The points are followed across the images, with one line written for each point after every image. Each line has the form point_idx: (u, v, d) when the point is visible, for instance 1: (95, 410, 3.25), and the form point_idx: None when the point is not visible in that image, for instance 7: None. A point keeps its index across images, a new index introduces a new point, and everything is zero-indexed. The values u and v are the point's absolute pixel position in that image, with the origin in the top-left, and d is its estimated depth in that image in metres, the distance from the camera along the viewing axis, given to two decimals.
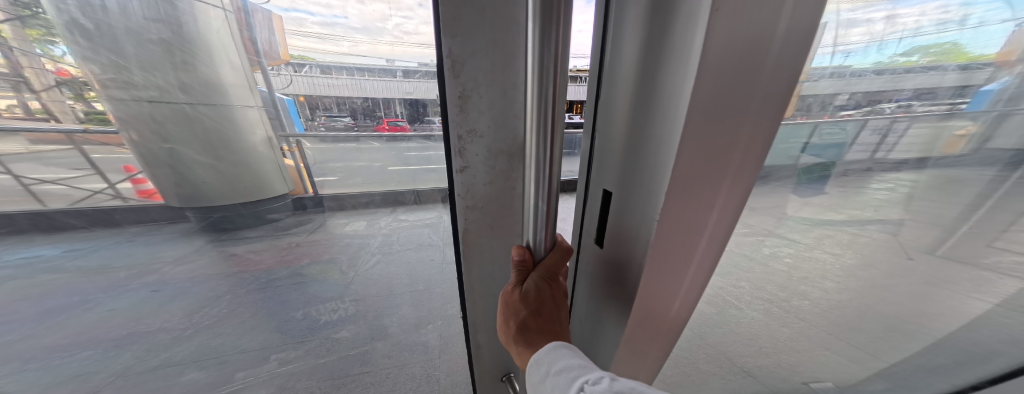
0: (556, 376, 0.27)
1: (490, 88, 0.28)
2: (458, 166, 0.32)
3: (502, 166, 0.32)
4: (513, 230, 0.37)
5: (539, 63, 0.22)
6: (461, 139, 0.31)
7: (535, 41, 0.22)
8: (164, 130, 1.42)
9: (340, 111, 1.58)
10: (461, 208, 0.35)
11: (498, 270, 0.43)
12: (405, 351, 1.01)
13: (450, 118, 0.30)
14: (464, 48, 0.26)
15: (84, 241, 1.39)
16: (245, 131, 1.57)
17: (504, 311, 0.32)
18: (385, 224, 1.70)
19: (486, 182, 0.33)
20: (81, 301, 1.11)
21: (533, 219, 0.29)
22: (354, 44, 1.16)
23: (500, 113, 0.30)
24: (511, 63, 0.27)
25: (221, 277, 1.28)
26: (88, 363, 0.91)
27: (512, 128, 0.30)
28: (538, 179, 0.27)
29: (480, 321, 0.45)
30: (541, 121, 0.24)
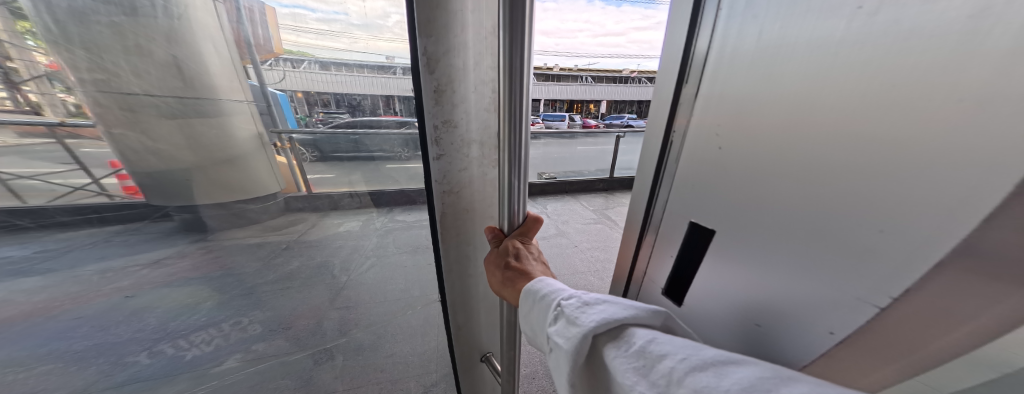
0: (539, 302, 0.44)
1: (458, 85, 0.51)
2: (436, 149, 0.54)
3: (472, 155, 0.57)
4: (481, 197, 0.62)
5: (508, 60, 0.40)
6: (438, 125, 0.52)
7: (504, 43, 0.39)
8: (139, 122, 1.28)
9: (338, 108, 1.29)
10: (439, 180, 0.57)
11: (468, 249, 0.66)
12: (395, 365, 0.99)
13: (430, 109, 0.50)
14: (435, 48, 0.46)
15: (59, 240, 1.26)
16: (237, 126, 1.51)
17: (490, 265, 0.53)
18: (380, 224, 1.58)
19: (457, 163, 0.57)
20: (43, 308, 1.02)
21: (510, 173, 0.48)
22: (352, 40, 1.11)
23: (468, 104, 0.53)
24: (472, 70, 0.51)
25: (204, 280, 1.22)
26: (50, 379, 0.88)
27: (473, 127, 0.55)
28: (512, 131, 0.45)
29: (456, 300, 0.69)
30: (510, 97, 0.43)
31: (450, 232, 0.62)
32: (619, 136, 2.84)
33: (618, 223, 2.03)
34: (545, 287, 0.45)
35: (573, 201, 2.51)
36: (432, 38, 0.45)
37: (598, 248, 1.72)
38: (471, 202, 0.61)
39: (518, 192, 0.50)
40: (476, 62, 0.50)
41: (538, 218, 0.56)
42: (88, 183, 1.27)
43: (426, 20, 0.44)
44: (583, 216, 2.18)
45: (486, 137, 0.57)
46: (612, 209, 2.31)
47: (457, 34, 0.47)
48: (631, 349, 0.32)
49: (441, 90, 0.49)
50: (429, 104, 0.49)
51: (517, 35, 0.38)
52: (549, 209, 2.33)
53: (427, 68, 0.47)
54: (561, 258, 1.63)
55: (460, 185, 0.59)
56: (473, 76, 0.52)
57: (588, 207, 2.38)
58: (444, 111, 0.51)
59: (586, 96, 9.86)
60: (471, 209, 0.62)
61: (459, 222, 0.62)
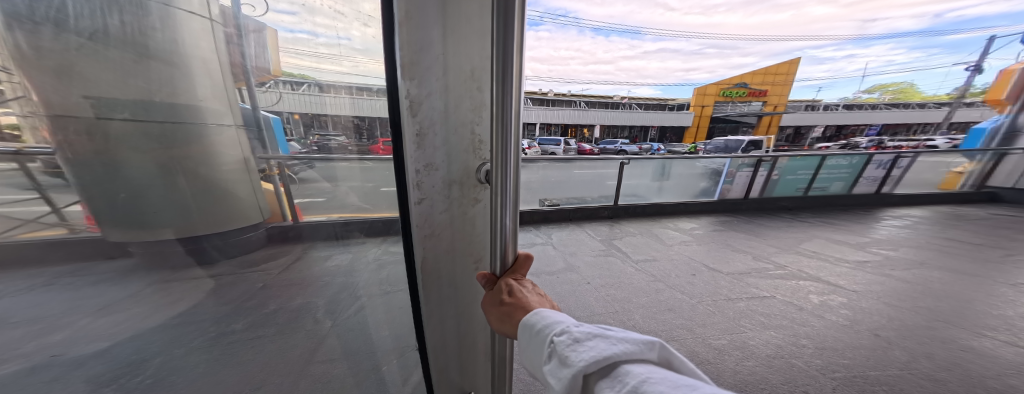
0: (533, 339, 0.50)
1: (439, 129, 0.59)
2: (418, 195, 0.60)
3: (452, 195, 0.67)
4: (460, 231, 0.71)
5: (502, 107, 0.49)
6: (419, 171, 0.58)
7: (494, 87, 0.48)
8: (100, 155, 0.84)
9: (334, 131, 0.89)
10: (418, 221, 0.62)
11: (446, 287, 0.73)
12: None
13: (413, 154, 0.56)
14: (419, 95, 0.53)
15: None
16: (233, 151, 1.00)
17: (485, 306, 0.61)
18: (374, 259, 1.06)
19: (439, 206, 0.64)
20: None
21: (503, 201, 0.54)
22: (353, 67, 0.78)
23: (449, 147, 0.62)
24: (456, 113, 0.61)
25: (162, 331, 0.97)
26: None
27: (454, 168, 0.64)
28: (504, 167, 0.52)
29: (436, 346, 0.76)
30: (503, 132, 0.50)
31: (429, 273, 0.68)
32: (623, 162, 2.82)
33: (630, 256, 1.92)
34: (541, 320, 0.52)
35: (580, 230, 2.43)
36: (416, 83, 0.52)
37: (612, 285, 1.60)
38: (453, 235, 0.70)
39: (504, 234, 0.58)
40: (457, 103, 0.61)
41: (527, 255, 0.64)
42: (46, 212, 0.79)
43: (410, 79, 0.51)
44: (592, 247, 2.09)
45: (468, 175, 0.67)
46: (619, 239, 2.22)
47: (439, 78, 0.56)
48: (623, 389, 0.38)
49: (421, 137, 0.56)
50: (411, 148, 0.56)
51: (505, 78, 0.47)
52: (554, 239, 2.25)
53: (410, 111, 0.53)
54: (576, 298, 1.53)
55: (440, 224, 0.66)
56: (456, 118, 0.61)
57: (595, 236, 2.30)
58: (426, 155, 0.58)
59: (580, 121, 10.32)
60: (451, 247, 0.71)
61: (435, 258, 0.68)
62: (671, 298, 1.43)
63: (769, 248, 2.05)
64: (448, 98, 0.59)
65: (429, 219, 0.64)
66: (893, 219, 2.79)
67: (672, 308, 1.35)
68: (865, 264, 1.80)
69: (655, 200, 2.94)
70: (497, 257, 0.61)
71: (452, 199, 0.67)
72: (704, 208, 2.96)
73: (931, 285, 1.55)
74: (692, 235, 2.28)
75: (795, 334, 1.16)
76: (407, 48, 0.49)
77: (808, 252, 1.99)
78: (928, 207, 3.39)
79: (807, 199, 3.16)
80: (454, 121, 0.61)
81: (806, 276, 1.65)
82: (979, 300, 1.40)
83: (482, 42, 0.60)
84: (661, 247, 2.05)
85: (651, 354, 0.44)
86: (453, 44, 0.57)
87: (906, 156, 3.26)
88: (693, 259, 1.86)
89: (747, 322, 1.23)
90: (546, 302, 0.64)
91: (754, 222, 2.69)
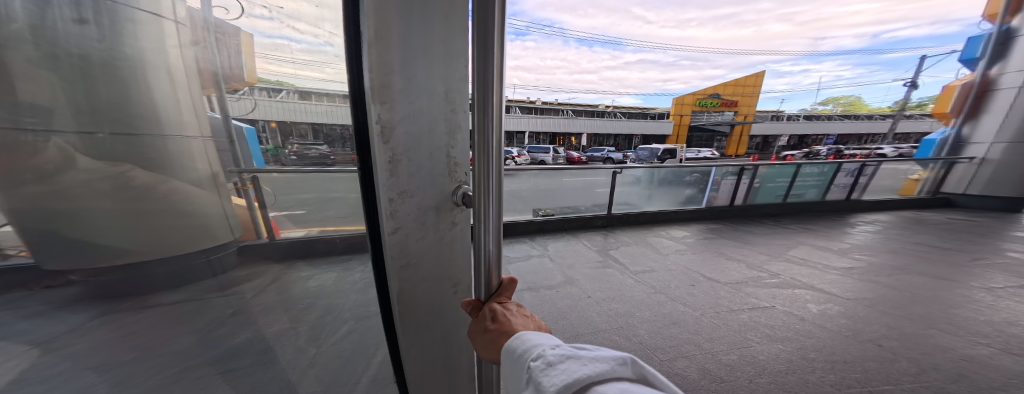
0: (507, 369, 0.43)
1: (416, 154, 0.53)
2: (391, 225, 0.53)
3: (428, 221, 0.59)
4: (438, 259, 0.64)
5: (484, 126, 0.43)
6: (392, 199, 0.51)
7: (476, 109, 0.43)
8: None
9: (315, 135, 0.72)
10: (389, 256, 0.55)
11: (426, 318, 0.65)
12: None
13: (385, 181, 0.49)
14: (390, 118, 0.47)
15: None
16: (194, 167, 0.58)
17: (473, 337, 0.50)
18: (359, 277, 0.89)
19: (416, 237, 0.57)
20: None
21: (485, 230, 0.47)
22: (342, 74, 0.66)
23: (426, 171, 0.56)
24: (433, 135, 0.56)
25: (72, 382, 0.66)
26: None
27: (430, 194, 0.57)
28: (487, 193, 0.46)
29: (421, 379, 0.68)
30: (487, 154, 0.43)
31: (408, 307, 0.60)
32: (616, 171, 2.85)
33: (628, 267, 1.93)
34: (517, 345, 0.45)
35: (575, 241, 2.43)
36: (388, 105, 0.47)
37: (614, 299, 1.59)
38: (430, 265, 0.62)
39: (488, 262, 0.51)
40: (433, 125, 0.55)
41: (511, 278, 0.52)
42: None
43: (382, 101, 0.46)
44: (589, 259, 2.08)
45: (446, 199, 0.61)
46: (615, 249, 2.23)
47: (413, 100, 0.51)
48: None
49: (394, 163, 0.50)
50: (383, 176, 0.49)
51: (490, 96, 0.41)
52: (550, 250, 2.25)
53: (382, 137, 0.48)
54: (578, 313, 1.50)
55: (415, 255, 0.58)
56: (432, 141, 0.56)
57: (591, 247, 2.30)
58: (401, 181, 0.52)
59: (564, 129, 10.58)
60: (429, 277, 0.63)
61: (410, 292, 0.60)
62: (675, 311, 1.44)
63: (759, 256, 2.13)
64: (423, 118, 0.53)
65: (403, 252, 0.56)
66: (864, 225, 2.99)
67: (677, 322, 1.36)
68: (851, 271, 1.89)
69: (647, 208, 3.00)
70: (482, 283, 0.53)
71: (429, 227, 0.60)
72: (692, 216, 3.06)
73: (914, 291, 1.64)
74: (685, 243, 2.34)
75: (802, 346, 1.18)
76: (378, 70, 0.44)
77: (797, 259, 2.07)
78: (890, 211, 3.68)
79: (786, 205, 3.34)
80: (429, 144, 0.55)
81: (801, 285, 1.71)
82: (963, 306, 1.48)
83: (456, 63, 0.57)
84: (658, 257, 2.07)
85: (626, 370, 0.40)
86: (426, 62, 0.52)
87: (871, 165, 3.54)
88: (690, 269, 1.89)
89: (754, 335, 1.25)
90: (535, 323, 0.53)
91: (741, 229, 2.79)
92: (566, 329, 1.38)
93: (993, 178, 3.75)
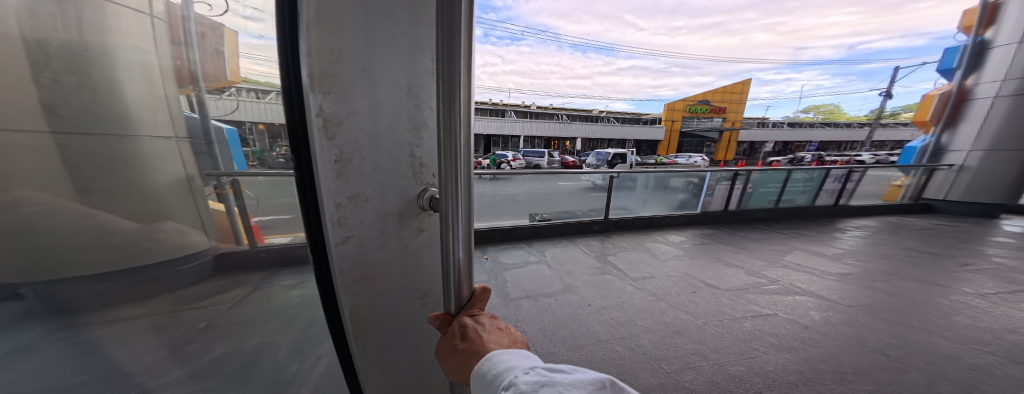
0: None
1: (371, 152, 0.48)
2: (340, 233, 0.46)
3: (390, 227, 0.54)
4: (401, 269, 0.58)
5: (449, 121, 0.38)
6: (341, 204, 0.45)
7: (441, 105, 0.38)
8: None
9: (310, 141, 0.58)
10: (337, 271, 0.48)
11: (383, 335, 0.59)
12: None
13: (329, 183, 0.43)
14: (337, 112, 0.42)
15: None
16: (162, 168, 0.46)
17: (440, 356, 0.44)
18: None
19: (372, 246, 0.52)
20: None
21: (452, 240, 0.41)
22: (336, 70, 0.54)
23: (383, 171, 0.51)
24: (395, 133, 0.52)
25: None
26: None
27: (389, 197, 0.52)
28: (454, 196, 0.40)
29: None
30: (456, 154, 0.38)
31: (364, 326, 0.54)
32: (612, 176, 2.86)
33: (626, 273, 1.92)
34: (494, 368, 0.40)
35: (573, 247, 2.41)
36: (333, 96, 0.41)
37: (615, 307, 1.56)
38: (390, 276, 0.57)
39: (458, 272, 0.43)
40: (393, 121, 0.51)
41: (486, 287, 0.46)
42: None
43: (330, 93, 0.41)
44: (587, 265, 2.05)
45: (410, 203, 0.56)
46: (613, 254, 2.22)
47: (365, 92, 0.46)
48: None
49: (343, 163, 0.44)
50: (328, 177, 0.42)
51: (457, 87, 0.36)
52: (548, 256, 2.21)
53: (325, 133, 0.41)
54: (579, 322, 1.46)
55: (369, 266, 0.52)
56: (391, 139, 0.51)
57: (588, 252, 2.28)
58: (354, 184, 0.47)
59: None
60: (390, 291, 0.58)
61: (366, 308, 0.54)
62: (677, 319, 1.44)
63: (756, 261, 2.14)
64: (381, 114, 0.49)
65: (353, 265, 0.50)
66: (853, 230, 3.08)
67: (680, 330, 1.35)
68: (848, 276, 1.93)
69: (643, 213, 3.01)
70: (451, 293, 0.46)
71: (388, 233, 0.54)
72: (686, 220, 3.10)
73: (909, 296, 1.67)
74: (682, 249, 2.35)
75: (809, 357, 1.18)
76: (319, 56, 0.39)
77: (793, 265, 2.10)
78: (874, 216, 3.80)
79: (777, 210, 3.42)
80: (389, 141, 0.51)
81: (800, 291, 1.72)
82: (960, 312, 1.52)
83: (422, 57, 0.53)
84: (656, 263, 2.06)
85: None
86: (385, 53, 0.48)
87: (856, 171, 3.67)
88: (689, 275, 1.89)
89: (759, 344, 1.25)
90: (511, 337, 0.47)
91: (736, 234, 2.83)
92: (568, 340, 1.33)
93: (971, 185, 3.96)
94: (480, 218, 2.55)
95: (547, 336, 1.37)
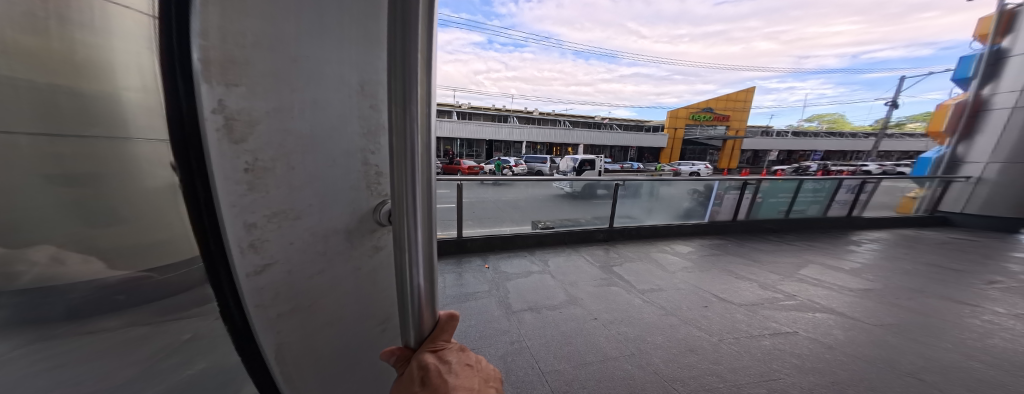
0: None
1: (305, 158, 0.45)
2: (255, 259, 0.42)
3: (334, 246, 0.51)
4: (351, 286, 0.56)
5: (406, 128, 0.33)
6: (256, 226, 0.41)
7: (398, 112, 0.33)
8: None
9: None
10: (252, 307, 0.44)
11: (324, 362, 0.56)
12: None
13: (237, 199, 0.39)
14: (249, 113, 0.38)
15: None
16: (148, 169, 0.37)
17: None
18: None
19: (303, 268, 0.48)
20: None
21: (411, 266, 0.37)
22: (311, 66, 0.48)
23: (325, 180, 0.48)
24: (338, 137, 0.48)
25: None
26: None
27: (338, 209, 0.50)
28: (413, 217, 0.35)
29: None
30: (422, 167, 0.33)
31: (296, 361, 0.51)
32: (617, 184, 2.81)
33: (633, 285, 1.85)
34: None
35: (577, 256, 2.33)
36: (242, 89, 0.38)
37: (622, 322, 1.49)
38: (332, 299, 0.53)
39: (421, 301, 0.39)
40: (338, 124, 0.48)
41: (452, 312, 0.41)
42: None
43: (240, 86, 0.37)
44: (592, 276, 1.98)
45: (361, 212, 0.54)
46: (618, 265, 2.15)
47: (295, 91, 0.42)
48: None
49: (256, 171, 0.40)
50: (235, 191, 0.39)
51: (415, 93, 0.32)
52: (552, 266, 2.13)
53: (229, 135, 0.37)
54: (585, 338, 1.38)
55: (298, 292, 0.48)
56: (337, 143, 0.48)
57: (592, 262, 2.21)
58: (274, 191, 0.42)
59: None
60: (336, 312, 0.55)
61: (300, 336, 0.50)
62: (690, 336, 1.38)
63: (770, 275, 2.07)
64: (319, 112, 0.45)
65: (270, 295, 0.45)
66: (866, 243, 2.99)
67: (693, 348, 1.30)
68: (869, 292, 1.85)
69: (648, 222, 2.95)
70: (413, 325, 0.41)
71: (331, 251, 0.51)
72: (692, 230, 3.03)
73: (937, 316, 1.60)
74: (689, 259, 2.28)
75: (836, 380, 1.13)
76: (213, 44, 0.35)
77: (810, 279, 2.02)
78: (884, 229, 3.71)
79: (787, 221, 3.35)
80: (333, 145, 0.48)
81: (820, 308, 1.65)
82: (995, 335, 1.44)
83: (377, 52, 0.51)
84: (664, 275, 2.00)
85: None
86: (330, 45, 0.45)
87: (871, 182, 3.60)
88: (700, 288, 1.83)
89: (780, 365, 1.20)
90: (481, 375, 0.42)
91: (745, 245, 2.76)
92: (572, 357, 1.26)
93: (990, 198, 3.86)
94: (482, 224, 2.48)
95: (551, 351, 1.30)
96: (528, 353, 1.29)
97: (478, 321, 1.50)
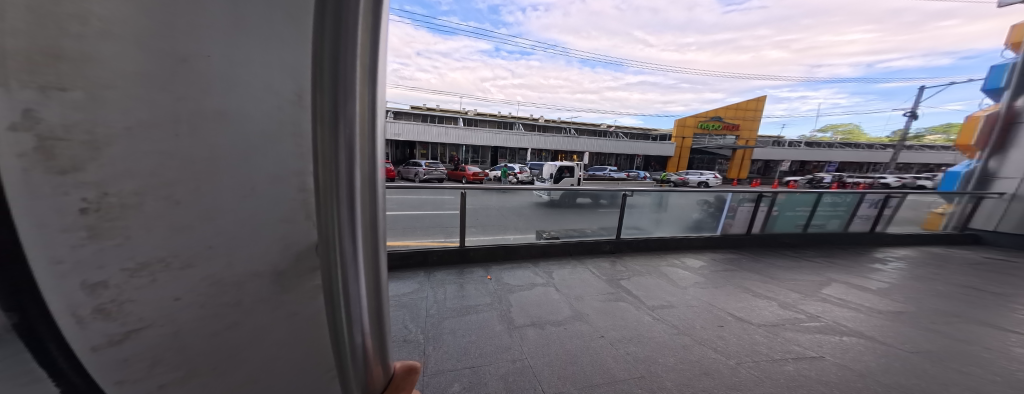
0: None
1: (192, 186, 0.33)
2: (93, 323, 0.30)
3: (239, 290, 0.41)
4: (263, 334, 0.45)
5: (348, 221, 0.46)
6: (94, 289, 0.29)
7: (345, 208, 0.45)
8: None
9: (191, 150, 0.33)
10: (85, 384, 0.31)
11: None
12: None
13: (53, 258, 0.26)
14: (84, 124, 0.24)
15: None
16: None
17: None
18: None
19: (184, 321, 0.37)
20: None
21: (347, 315, 0.49)
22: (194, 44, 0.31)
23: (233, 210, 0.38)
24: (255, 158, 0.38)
25: None
26: None
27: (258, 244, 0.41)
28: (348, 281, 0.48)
29: None
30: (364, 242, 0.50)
31: None
32: (626, 194, 2.73)
33: (643, 301, 1.77)
34: None
35: (582, 268, 2.25)
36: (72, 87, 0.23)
37: (630, 340, 1.41)
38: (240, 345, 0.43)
39: (360, 348, 0.52)
40: (254, 138, 0.37)
41: None
42: None
43: (78, 102, 0.23)
44: (599, 290, 1.90)
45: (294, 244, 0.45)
46: (625, 279, 2.06)
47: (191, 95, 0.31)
48: None
49: (104, 210, 0.28)
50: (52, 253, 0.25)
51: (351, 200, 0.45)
52: (556, 279, 2.05)
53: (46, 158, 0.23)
54: (591, 357, 1.30)
55: (187, 349, 0.38)
56: (258, 165, 0.39)
57: (599, 275, 2.12)
58: (144, 247, 0.31)
59: None
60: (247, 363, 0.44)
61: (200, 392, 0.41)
62: (705, 358, 1.30)
63: (790, 293, 1.96)
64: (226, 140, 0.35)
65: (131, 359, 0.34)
66: (889, 261, 2.85)
67: (709, 372, 1.21)
68: (899, 316, 1.73)
69: (656, 234, 2.86)
70: (352, 377, 0.53)
71: (236, 295, 0.41)
72: (703, 243, 2.93)
73: (978, 344, 1.47)
74: (700, 274, 2.19)
75: None
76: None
77: (833, 299, 1.91)
78: (906, 246, 3.53)
79: (803, 236, 3.21)
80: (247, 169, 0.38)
81: (846, 331, 1.54)
82: None
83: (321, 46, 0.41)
84: (675, 291, 1.91)
85: None
86: (257, 32, 0.36)
87: (895, 196, 3.44)
88: (713, 306, 1.73)
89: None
90: None
91: (760, 260, 2.65)
92: (577, 379, 1.18)
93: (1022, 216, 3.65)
94: (485, 231, 2.43)
95: (554, 371, 1.23)
96: (531, 374, 1.21)
97: (479, 337, 1.43)
